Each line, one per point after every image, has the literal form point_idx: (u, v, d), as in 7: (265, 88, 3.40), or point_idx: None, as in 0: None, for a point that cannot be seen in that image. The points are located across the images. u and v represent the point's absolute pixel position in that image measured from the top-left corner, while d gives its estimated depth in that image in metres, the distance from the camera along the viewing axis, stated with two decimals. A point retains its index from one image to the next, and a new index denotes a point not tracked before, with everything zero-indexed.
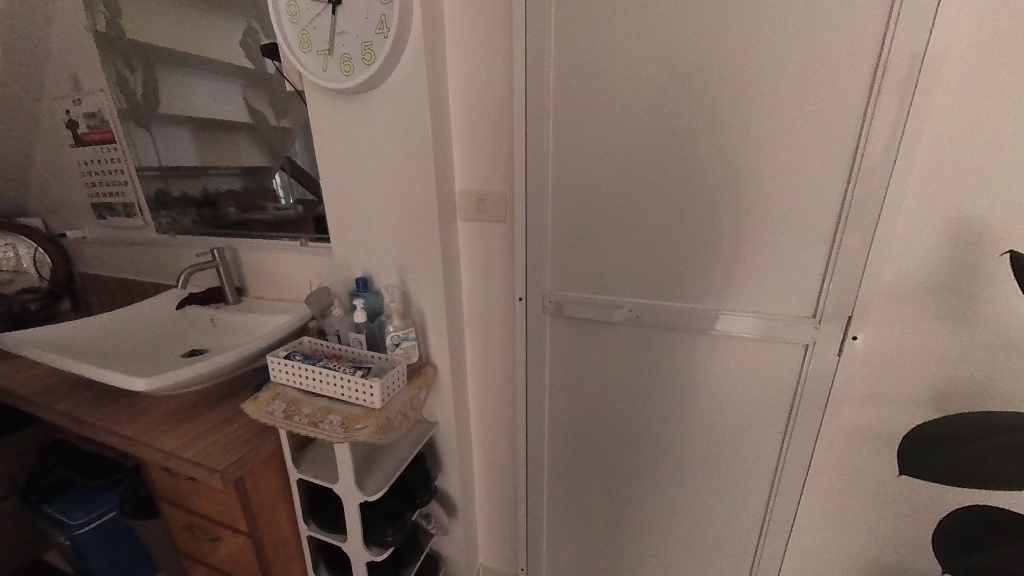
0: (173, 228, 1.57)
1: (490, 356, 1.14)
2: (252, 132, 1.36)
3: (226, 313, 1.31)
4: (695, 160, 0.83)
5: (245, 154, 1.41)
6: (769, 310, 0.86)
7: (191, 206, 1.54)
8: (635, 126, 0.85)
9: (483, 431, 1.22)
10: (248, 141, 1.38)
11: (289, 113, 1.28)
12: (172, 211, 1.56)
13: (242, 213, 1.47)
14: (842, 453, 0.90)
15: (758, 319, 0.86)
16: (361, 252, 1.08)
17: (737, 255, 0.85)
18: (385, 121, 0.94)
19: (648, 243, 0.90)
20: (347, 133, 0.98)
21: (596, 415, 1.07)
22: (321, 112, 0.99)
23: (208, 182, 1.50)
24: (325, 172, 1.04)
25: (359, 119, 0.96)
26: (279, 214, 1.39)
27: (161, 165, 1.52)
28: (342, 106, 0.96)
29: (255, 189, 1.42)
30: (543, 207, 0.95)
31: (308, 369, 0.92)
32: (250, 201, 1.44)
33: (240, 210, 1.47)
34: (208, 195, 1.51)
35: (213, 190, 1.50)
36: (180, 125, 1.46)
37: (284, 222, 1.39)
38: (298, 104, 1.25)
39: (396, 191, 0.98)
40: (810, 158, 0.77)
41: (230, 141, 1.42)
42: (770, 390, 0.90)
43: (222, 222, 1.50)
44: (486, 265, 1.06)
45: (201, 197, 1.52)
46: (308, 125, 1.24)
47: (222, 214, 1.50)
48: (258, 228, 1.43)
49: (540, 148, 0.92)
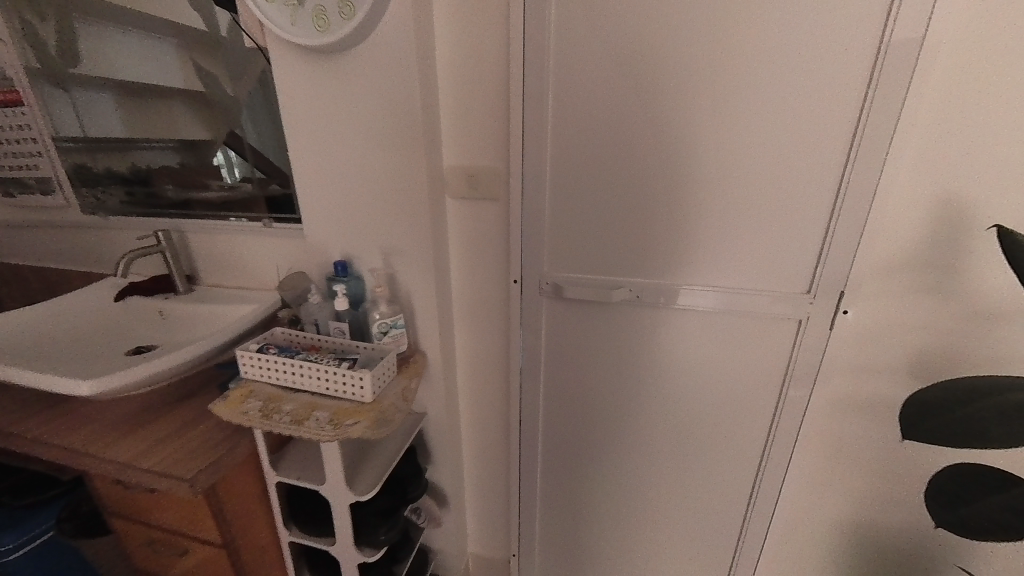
0: (97, 209, 1.35)
1: (481, 343, 1.09)
2: (196, 99, 1.19)
3: (177, 304, 1.17)
4: (703, 136, 0.81)
5: (182, 124, 1.24)
6: (740, 285, 0.88)
7: (120, 183, 1.34)
8: (640, 99, 0.81)
9: (474, 420, 1.18)
10: (186, 108, 1.21)
11: (243, 79, 1.13)
12: (96, 189, 1.35)
13: (183, 192, 1.28)
14: (826, 422, 0.95)
15: (726, 294, 0.89)
16: (339, 233, 0.98)
17: (732, 234, 0.85)
18: (368, 87, 0.84)
19: (651, 223, 0.88)
20: (322, 98, 0.88)
21: (592, 397, 1.06)
22: (290, 73, 0.88)
23: (140, 156, 1.30)
24: (297, 144, 0.93)
25: (337, 84, 0.86)
26: (229, 193, 1.23)
27: (82, 135, 1.30)
28: (316, 66, 0.86)
29: (198, 164, 1.25)
30: (541, 184, 0.90)
31: (287, 364, 0.83)
32: (189, 178, 1.27)
33: (178, 188, 1.28)
34: (139, 172, 1.31)
35: (146, 166, 1.30)
36: (106, 90, 1.26)
37: (232, 201, 1.22)
38: (253, 67, 1.10)
39: (381, 166, 0.90)
40: (811, 136, 0.77)
41: (169, 109, 1.24)
42: (761, 366, 0.93)
43: (157, 202, 1.31)
44: (479, 247, 1.00)
45: (130, 173, 1.32)
46: (265, 91, 1.10)
47: (157, 193, 1.30)
48: (201, 208, 1.26)
49: (539, 121, 0.86)
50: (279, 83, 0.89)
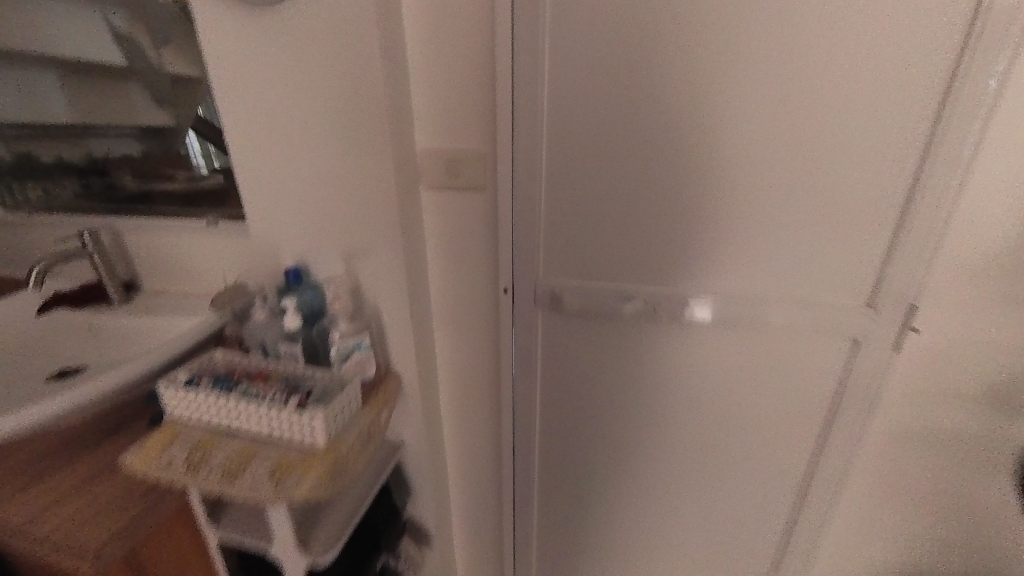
0: (40, 205, 1.14)
1: (466, 362, 0.91)
2: (148, 72, 0.99)
3: (109, 317, 0.99)
4: (739, 109, 0.64)
5: (138, 105, 1.02)
6: (783, 296, 0.72)
7: (73, 174, 1.11)
8: (660, 62, 0.64)
9: (460, 450, 1.01)
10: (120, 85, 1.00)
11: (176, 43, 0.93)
12: (42, 182, 1.13)
13: (144, 184, 1.07)
14: (877, 449, 0.80)
15: (719, 299, 0.74)
16: (291, 233, 0.80)
17: (775, 232, 0.69)
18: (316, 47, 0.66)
19: (670, 221, 0.72)
20: (261, 64, 0.70)
21: (599, 423, 0.90)
22: (217, 30, 0.69)
23: (97, 144, 1.09)
24: (233, 121, 0.75)
25: (277, 45, 0.68)
26: (195, 184, 1.01)
27: (21, 121, 1.11)
28: (249, 22, 0.67)
29: (162, 153, 1.04)
30: (536, 171, 0.73)
31: (221, 400, 0.67)
32: (153, 168, 1.06)
33: (139, 180, 1.07)
34: (95, 162, 1.10)
35: (102, 156, 1.09)
36: (49, 70, 1.06)
37: (201, 194, 1.01)
38: (183, 27, 0.90)
39: (338, 150, 0.72)
40: (879, 106, 0.61)
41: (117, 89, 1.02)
42: (806, 391, 0.77)
43: (114, 196, 1.09)
44: (461, 248, 0.82)
45: (84, 163, 1.10)
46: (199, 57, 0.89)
47: (114, 186, 1.09)
48: (164, 204, 1.05)
49: (533, 91, 0.69)
50: (205, 44, 0.71)
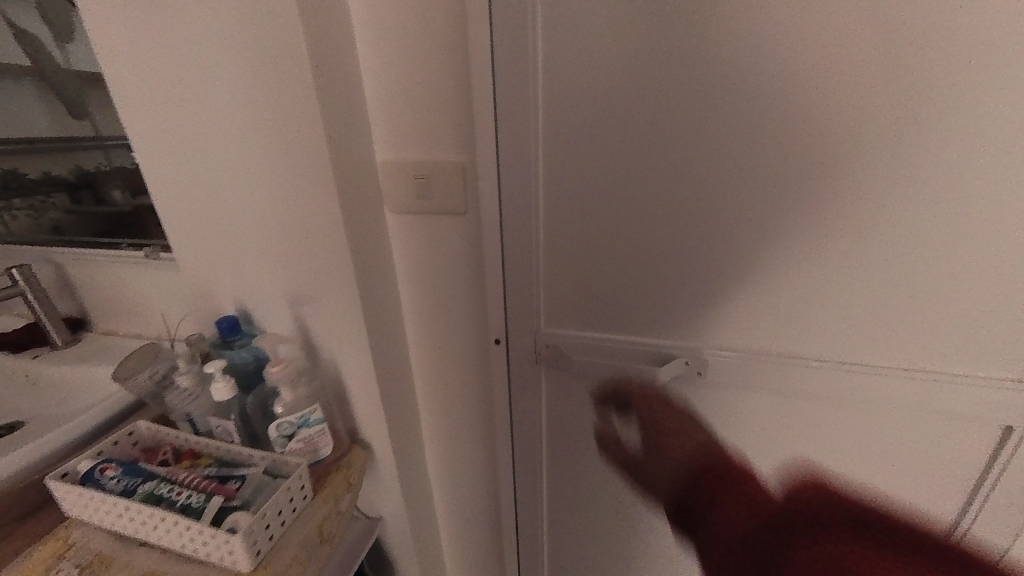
0: (33, 231, 0.92)
1: (454, 426, 0.73)
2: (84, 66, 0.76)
3: (49, 365, 0.85)
4: (805, 111, 0.47)
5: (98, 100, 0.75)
6: (903, 360, 0.55)
7: (63, 188, 0.87)
8: (691, 50, 0.47)
9: (453, 522, 0.83)
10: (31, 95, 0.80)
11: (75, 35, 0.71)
12: (28, 202, 0.90)
13: (135, 198, 0.82)
14: (990, 547, 0.61)
15: (777, 358, 0.58)
16: (228, 274, 0.64)
17: (850, 271, 0.52)
18: (230, 40, 0.50)
19: (711, 254, 0.55)
20: (169, 64, 0.54)
21: (627, 500, 0.72)
22: (115, 27, 0.54)
23: (79, 152, 0.83)
24: (149, 140, 0.59)
25: (182, 36, 0.52)
26: None
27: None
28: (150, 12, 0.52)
29: None
30: (530, 192, 0.56)
31: (121, 505, 0.51)
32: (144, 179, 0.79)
33: (132, 196, 0.82)
34: (84, 174, 0.84)
35: (89, 166, 0.83)
36: None
37: None
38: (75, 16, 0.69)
39: (271, 169, 0.55)
40: (1009, 100, 0.43)
41: (57, 92, 0.78)
42: (930, 476, 0.60)
43: (111, 218, 0.85)
44: (441, 289, 0.64)
45: (73, 176, 0.86)
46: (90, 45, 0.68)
47: (111, 204, 0.85)
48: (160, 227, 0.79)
49: (522, 87, 0.51)
50: (102, 41, 0.55)
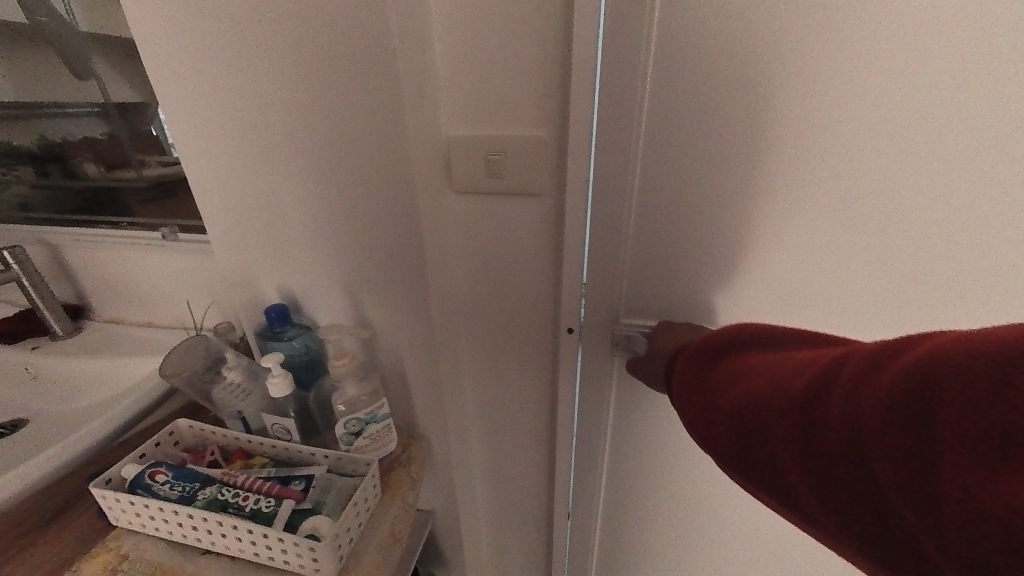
0: None
1: (510, 425, 0.69)
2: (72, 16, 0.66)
3: (52, 358, 0.77)
4: (942, 95, 0.43)
5: (106, 63, 0.68)
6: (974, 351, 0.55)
7: (26, 160, 0.80)
8: (825, 22, 0.43)
9: (499, 521, 0.80)
10: (29, 54, 0.72)
11: None
12: None
13: (109, 173, 0.76)
14: None
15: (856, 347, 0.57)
16: (275, 261, 0.59)
17: (958, 267, 0.51)
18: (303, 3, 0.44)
19: (799, 242, 0.53)
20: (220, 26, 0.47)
21: (684, 488, 0.71)
22: None
23: (46, 122, 0.76)
24: (186, 113, 0.52)
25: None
26: (170, 173, 0.71)
27: None
28: None
29: (131, 132, 0.72)
30: (625, 176, 0.52)
31: (183, 513, 0.46)
32: (119, 153, 0.74)
33: (104, 169, 0.76)
34: (49, 146, 0.78)
35: (54, 138, 0.77)
36: None
37: (175, 186, 0.71)
38: None
39: (339, 147, 0.50)
40: None
41: (55, 49, 0.70)
42: None
43: (79, 194, 0.79)
44: (506, 280, 0.58)
45: (36, 149, 0.78)
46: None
47: (79, 179, 0.78)
48: (144, 206, 0.75)
49: (628, 60, 0.47)
50: None
